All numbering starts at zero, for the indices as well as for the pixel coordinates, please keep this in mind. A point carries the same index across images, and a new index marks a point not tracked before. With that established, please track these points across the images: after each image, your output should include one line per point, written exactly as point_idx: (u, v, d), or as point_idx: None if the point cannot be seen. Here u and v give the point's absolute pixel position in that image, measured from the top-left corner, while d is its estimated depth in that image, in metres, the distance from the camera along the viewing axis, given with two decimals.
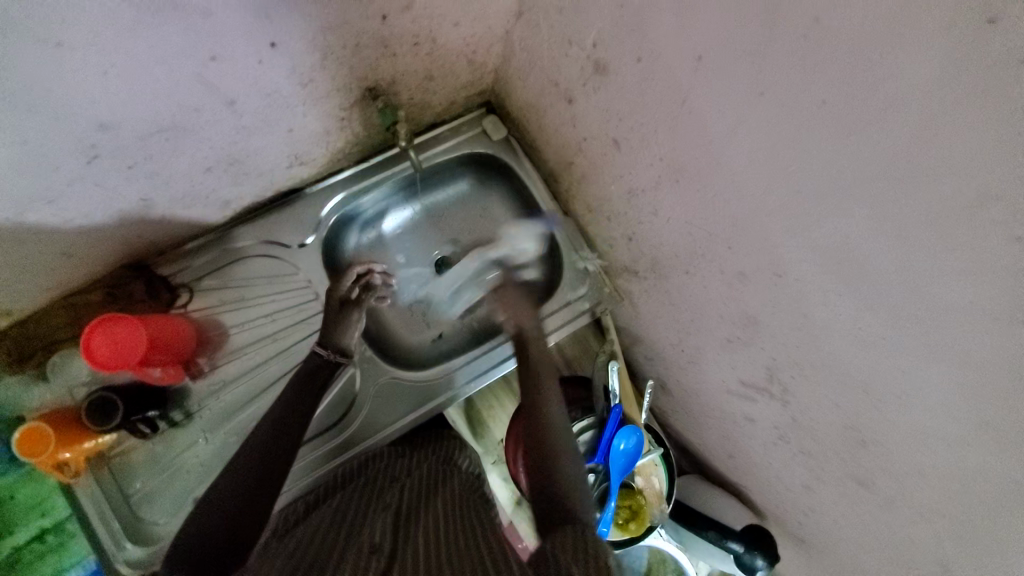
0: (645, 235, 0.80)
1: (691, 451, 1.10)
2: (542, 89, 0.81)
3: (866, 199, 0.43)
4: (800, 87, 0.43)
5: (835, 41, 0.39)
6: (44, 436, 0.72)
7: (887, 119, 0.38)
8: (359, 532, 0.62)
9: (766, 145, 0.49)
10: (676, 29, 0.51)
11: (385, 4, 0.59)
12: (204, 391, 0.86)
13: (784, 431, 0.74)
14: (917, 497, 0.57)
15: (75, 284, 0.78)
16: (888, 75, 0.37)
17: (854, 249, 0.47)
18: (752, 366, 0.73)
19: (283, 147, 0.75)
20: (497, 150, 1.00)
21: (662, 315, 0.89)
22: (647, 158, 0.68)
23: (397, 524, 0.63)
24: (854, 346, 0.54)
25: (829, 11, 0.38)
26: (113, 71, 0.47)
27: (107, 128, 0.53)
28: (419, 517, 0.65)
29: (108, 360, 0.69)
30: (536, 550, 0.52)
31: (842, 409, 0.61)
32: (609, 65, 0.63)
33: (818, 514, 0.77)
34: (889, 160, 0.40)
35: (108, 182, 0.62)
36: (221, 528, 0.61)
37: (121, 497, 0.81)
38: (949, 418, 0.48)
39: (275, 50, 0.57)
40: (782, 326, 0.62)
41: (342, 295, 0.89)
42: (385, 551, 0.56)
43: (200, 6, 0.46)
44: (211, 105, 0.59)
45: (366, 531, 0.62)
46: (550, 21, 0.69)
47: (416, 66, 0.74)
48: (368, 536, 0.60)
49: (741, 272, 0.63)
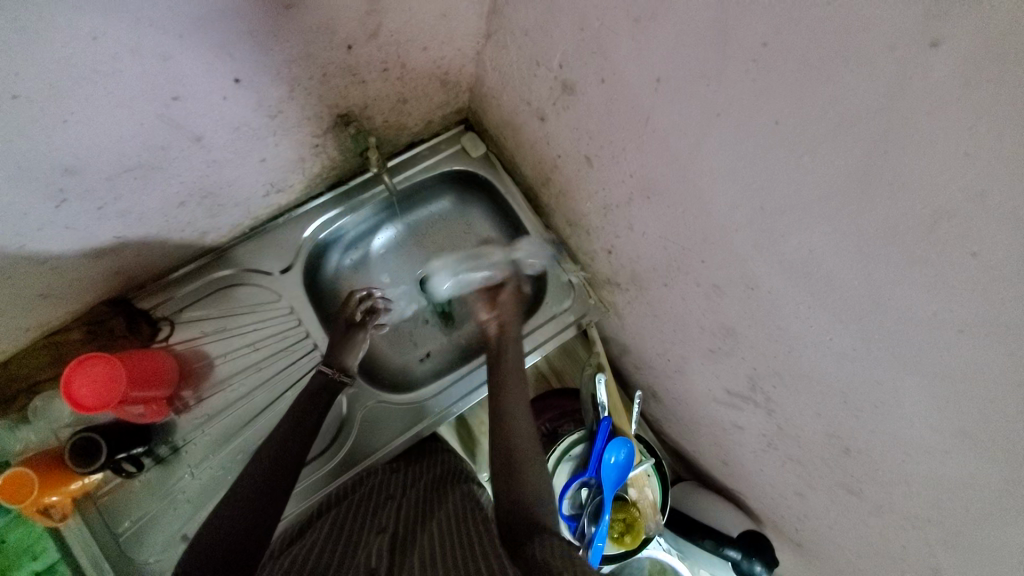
0: (624, 248, 0.80)
1: (685, 458, 1.10)
2: (515, 107, 0.81)
3: (828, 215, 0.43)
4: (755, 108, 0.43)
5: (785, 64, 0.39)
6: (25, 481, 0.71)
7: (840, 140, 0.39)
8: (353, 553, 0.62)
9: (729, 163, 0.49)
10: (635, 52, 0.52)
11: (349, 34, 0.59)
12: (191, 424, 0.87)
13: (772, 439, 0.74)
14: (903, 503, 0.57)
15: (56, 323, 0.78)
16: (838, 97, 0.37)
17: (821, 263, 0.47)
18: (735, 375, 0.73)
19: (257, 177, 0.75)
20: (475, 167, 1.01)
21: (646, 325, 0.89)
22: (618, 174, 0.68)
23: (393, 544, 0.63)
24: (830, 356, 0.54)
25: (776, 35, 0.38)
26: (72, 118, 0.47)
27: (73, 173, 0.53)
28: (416, 538, 0.64)
29: (89, 401, 0.68)
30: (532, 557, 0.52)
31: (825, 417, 0.60)
32: (576, 85, 0.64)
33: (812, 520, 0.77)
34: (846, 177, 0.40)
35: (79, 224, 0.61)
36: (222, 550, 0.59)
37: (109, 537, 0.80)
38: (928, 427, 0.47)
39: (239, 86, 0.57)
40: (760, 337, 0.62)
41: (348, 317, 0.94)
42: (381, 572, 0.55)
43: (156, 50, 0.46)
44: (179, 143, 0.59)
45: (361, 551, 0.62)
46: (516, 43, 0.69)
47: (387, 90, 0.74)
48: (363, 557, 0.60)
49: (717, 285, 0.63)
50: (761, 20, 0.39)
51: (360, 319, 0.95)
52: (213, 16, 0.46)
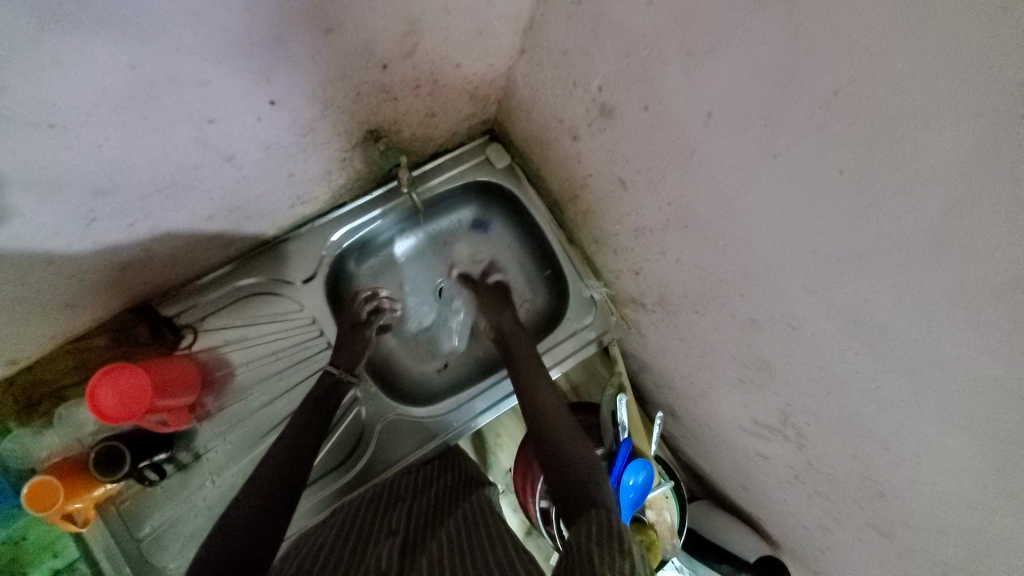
0: (653, 271, 0.78)
1: (701, 476, 1.09)
2: (546, 123, 0.79)
3: (888, 268, 0.41)
4: (817, 155, 0.41)
5: (857, 114, 0.37)
6: (50, 488, 0.71)
7: (912, 198, 0.37)
8: (363, 557, 0.62)
9: (782, 205, 0.48)
10: (686, 84, 0.50)
11: (385, 54, 0.57)
12: (212, 432, 0.86)
13: (798, 472, 0.72)
14: (936, 553, 0.55)
15: (80, 329, 0.77)
16: (909, 157, 0.35)
17: (875, 314, 0.45)
18: (765, 407, 0.71)
19: (284, 191, 0.74)
20: (501, 178, 0.99)
21: (671, 347, 0.88)
22: (654, 201, 0.66)
23: (403, 546, 0.63)
24: (874, 404, 0.52)
25: (848, 85, 0.36)
26: (107, 143, 0.46)
27: (104, 193, 0.53)
28: (427, 540, 0.65)
29: (113, 413, 0.68)
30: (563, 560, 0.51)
31: (859, 459, 0.59)
32: (615, 109, 0.62)
33: (834, 554, 0.75)
34: (911, 236, 0.38)
35: (108, 238, 0.61)
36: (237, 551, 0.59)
37: (130, 542, 0.80)
38: (975, 486, 0.45)
39: (274, 107, 0.55)
40: (797, 375, 0.60)
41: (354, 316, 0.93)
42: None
43: (195, 76, 0.45)
44: (211, 162, 0.58)
45: (372, 553, 0.62)
46: (554, 61, 0.67)
47: (418, 105, 0.72)
48: (374, 559, 0.60)
49: (754, 319, 0.62)
50: (831, 69, 0.37)
51: (366, 317, 0.94)
52: (252, 43, 0.45)
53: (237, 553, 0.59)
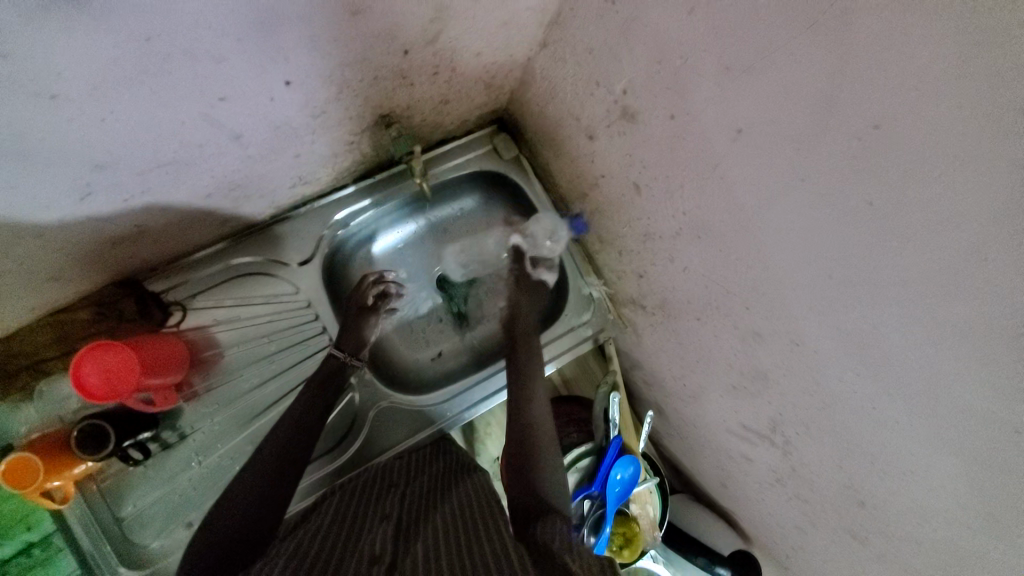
0: (657, 276, 0.79)
1: (682, 472, 1.12)
2: (561, 119, 0.78)
3: (902, 300, 0.42)
4: (845, 184, 0.42)
5: (892, 151, 0.37)
6: (30, 465, 0.68)
7: (937, 237, 0.38)
8: (357, 540, 0.61)
9: (802, 228, 0.49)
10: (718, 98, 0.50)
11: (409, 40, 0.55)
12: (198, 413, 0.84)
13: (781, 477, 0.75)
14: (908, 562, 0.58)
15: (64, 301, 0.73)
16: (939, 198, 0.36)
17: (881, 340, 0.47)
18: (756, 415, 0.74)
19: (287, 171, 0.71)
20: (507, 169, 0.97)
21: (666, 350, 0.89)
22: (668, 208, 0.67)
23: (397, 531, 0.62)
24: (868, 423, 0.54)
25: (889, 120, 0.37)
26: (111, 117, 0.43)
27: (103, 168, 0.49)
28: (421, 525, 0.64)
29: (98, 390, 0.65)
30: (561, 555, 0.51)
31: (844, 470, 0.61)
32: (638, 114, 0.62)
33: (806, 554, 0.79)
34: (930, 272, 0.39)
35: (101, 213, 0.57)
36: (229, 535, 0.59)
37: (110, 520, 0.79)
38: (955, 505, 0.48)
39: (289, 87, 0.53)
40: (794, 388, 0.63)
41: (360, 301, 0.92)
42: (386, 560, 0.55)
43: (211, 52, 0.42)
44: (217, 140, 0.55)
45: (366, 537, 0.61)
46: (577, 58, 0.66)
47: (433, 92, 0.70)
48: (367, 544, 0.59)
49: (757, 332, 0.63)
50: (872, 104, 0.37)
51: (372, 302, 0.92)
52: (273, 20, 0.42)
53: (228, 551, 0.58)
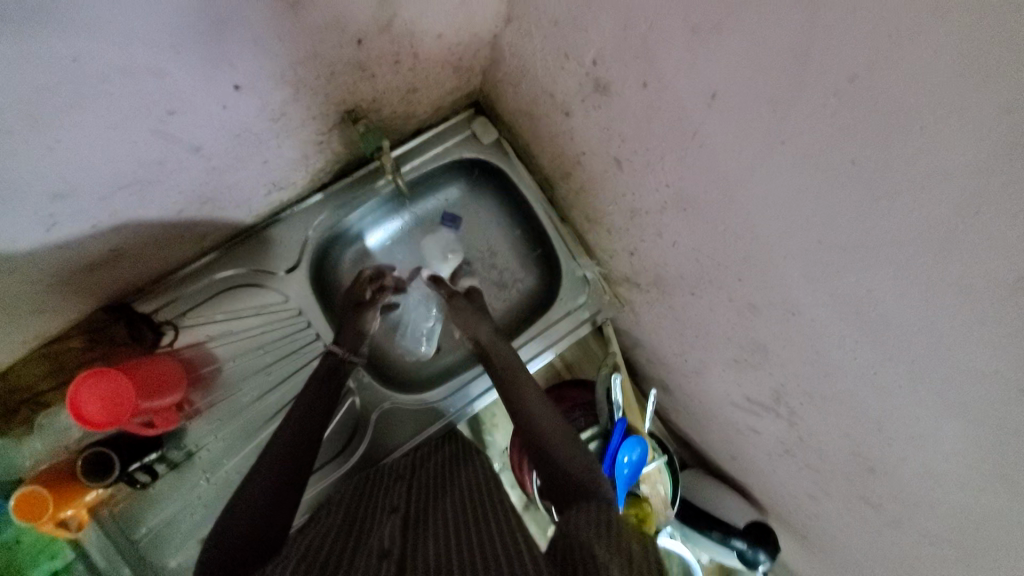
0: (648, 252, 0.76)
1: (692, 446, 1.11)
2: (536, 98, 0.75)
3: (894, 260, 0.40)
4: (827, 143, 0.40)
5: (873, 103, 0.35)
6: (38, 497, 0.68)
7: (927, 191, 0.35)
8: (367, 534, 0.61)
9: (788, 192, 0.46)
10: (689, 62, 0.47)
11: (361, 29, 0.52)
12: (203, 429, 0.85)
13: (789, 446, 0.74)
14: (923, 524, 0.56)
15: (53, 332, 0.73)
16: (923, 150, 0.34)
17: (879, 304, 0.45)
18: (759, 386, 0.72)
19: (258, 179, 0.69)
20: (488, 155, 0.95)
21: (664, 326, 0.87)
22: (652, 182, 0.64)
23: (406, 521, 0.61)
24: (870, 388, 0.52)
25: (868, 70, 0.34)
26: (60, 145, 0.42)
27: (63, 197, 0.48)
28: (429, 515, 0.63)
29: (98, 417, 0.65)
30: (573, 537, 0.51)
31: (851, 437, 0.59)
32: (611, 85, 0.59)
33: (821, 520, 0.78)
34: (925, 229, 0.37)
35: (71, 241, 0.56)
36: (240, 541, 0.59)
37: (127, 542, 0.79)
38: (967, 467, 0.46)
39: (240, 92, 0.51)
40: (793, 357, 0.61)
41: (358, 296, 0.90)
42: (397, 551, 0.53)
43: (150, 67, 0.41)
44: (176, 155, 0.53)
45: (375, 531, 0.60)
46: (544, 32, 0.63)
47: (399, 82, 0.67)
48: (376, 537, 0.58)
49: (752, 303, 0.61)
50: (849, 53, 0.34)
51: (369, 297, 0.90)
52: (207, 25, 0.40)
53: (244, 552, 0.58)
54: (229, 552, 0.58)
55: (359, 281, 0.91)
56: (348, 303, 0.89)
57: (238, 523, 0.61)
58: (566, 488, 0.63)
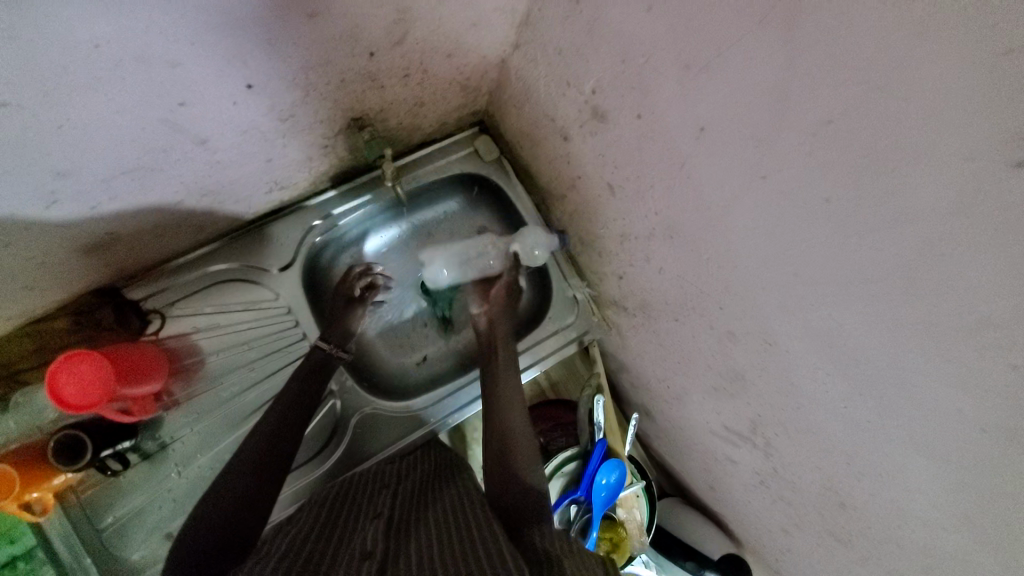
0: (636, 277, 0.78)
1: (672, 475, 1.11)
2: (537, 121, 0.78)
3: (864, 295, 0.42)
4: (805, 180, 0.42)
5: (846, 143, 0.37)
6: (6, 477, 0.67)
7: (894, 229, 0.37)
8: (347, 540, 0.59)
9: (768, 225, 0.48)
10: (680, 96, 0.50)
11: (372, 41, 0.55)
12: (179, 420, 0.84)
13: (764, 478, 0.74)
14: (890, 562, 0.56)
15: (41, 311, 0.73)
16: (888, 192, 0.36)
17: (850, 337, 0.46)
18: (737, 416, 0.73)
19: (261, 176, 0.71)
20: (488, 172, 0.97)
21: (648, 350, 0.88)
22: (641, 208, 0.66)
23: (389, 529, 0.60)
24: (840, 421, 0.53)
25: (842, 114, 0.36)
26: (68, 124, 0.43)
27: (65, 176, 0.49)
28: (412, 525, 0.62)
29: (76, 400, 0.65)
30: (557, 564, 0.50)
31: (823, 471, 0.60)
32: (607, 113, 0.62)
33: (794, 557, 0.77)
34: (893, 266, 0.38)
35: (68, 222, 0.57)
36: (213, 536, 0.58)
37: (91, 532, 0.77)
38: (931, 505, 0.47)
39: (250, 91, 0.53)
40: (769, 387, 0.62)
41: (348, 293, 0.92)
42: (378, 557, 0.52)
43: (165, 57, 0.43)
44: (182, 145, 0.55)
45: (357, 537, 0.59)
46: (547, 60, 0.66)
47: (406, 95, 0.70)
48: (359, 542, 0.57)
49: (731, 331, 0.63)
50: (825, 97, 0.37)
51: (359, 294, 0.92)
52: (226, 23, 0.43)
53: (212, 550, 0.56)
54: (196, 550, 0.56)
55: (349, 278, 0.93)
56: (338, 299, 0.90)
57: (206, 516, 0.60)
58: (541, 504, 0.64)
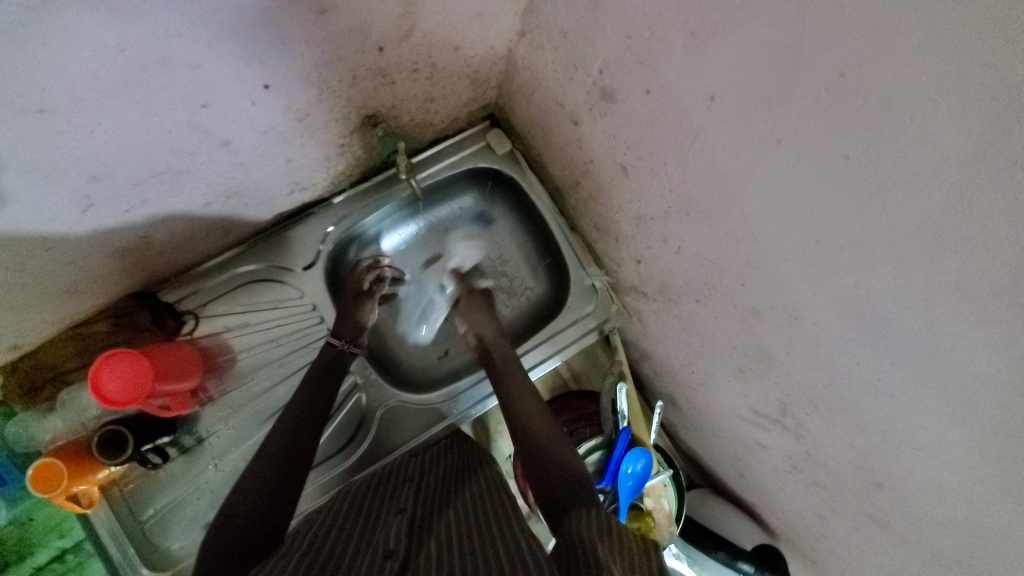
0: (654, 260, 0.77)
1: (701, 465, 1.09)
2: (548, 108, 0.78)
3: (890, 258, 0.41)
4: (822, 139, 0.41)
5: (861, 97, 0.36)
6: (54, 471, 0.71)
7: (917, 185, 0.36)
8: (370, 537, 0.60)
9: (785, 192, 0.47)
10: (688, 66, 0.49)
11: (381, 36, 0.56)
12: (215, 416, 0.87)
13: (797, 462, 0.72)
14: (932, 543, 0.54)
15: (82, 314, 0.78)
16: (908, 146, 0.35)
17: (877, 305, 0.44)
18: (765, 397, 0.71)
19: (282, 177, 0.74)
20: (503, 165, 0.98)
21: (671, 336, 0.87)
22: (656, 188, 0.66)
23: (412, 526, 0.61)
24: (873, 395, 0.51)
25: (855, 67, 0.35)
26: (99, 128, 0.46)
27: (99, 179, 0.52)
28: (434, 521, 0.62)
29: (117, 397, 0.68)
30: (577, 550, 0.50)
31: (858, 450, 0.58)
32: (616, 93, 0.62)
33: (832, 544, 0.74)
34: (919, 224, 0.37)
35: (105, 225, 0.61)
36: (240, 536, 0.60)
37: (134, 523, 0.82)
38: (971, 477, 0.45)
39: (268, 91, 0.55)
40: (797, 365, 0.60)
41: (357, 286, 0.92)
42: (400, 555, 0.54)
43: (186, 59, 0.45)
44: (206, 147, 0.58)
45: (380, 534, 0.60)
46: (555, 44, 0.66)
47: (417, 90, 0.71)
48: (382, 538, 0.58)
49: (755, 308, 0.62)
50: (839, 48, 0.36)
51: (368, 287, 0.92)
52: (242, 24, 0.45)
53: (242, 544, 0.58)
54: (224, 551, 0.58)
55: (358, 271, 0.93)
56: (348, 292, 0.91)
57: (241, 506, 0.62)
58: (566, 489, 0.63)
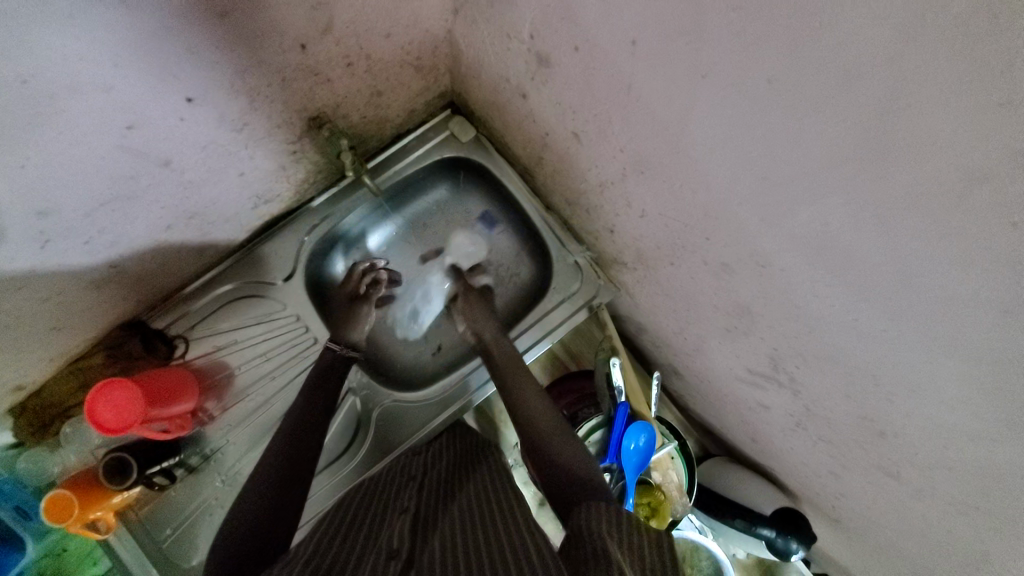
0: (625, 226, 0.75)
1: (715, 434, 1.05)
2: (497, 85, 0.76)
3: (836, 183, 0.37)
4: (742, 66, 0.37)
5: (769, 10, 0.33)
6: (65, 500, 0.73)
7: (844, 97, 0.32)
8: (376, 537, 0.59)
9: (723, 131, 0.44)
10: (606, 13, 0.46)
11: (300, 33, 0.55)
12: (219, 434, 0.90)
13: (799, 419, 0.68)
14: (945, 488, 0.50)
15: (77, 350, 0.80)
16: (825, 55, 0.32)
17: (836, 238, 0.41)
18: (755, 355, 0.67)
19: (240, 191, 0.74)
20: (469, 152, 0.97)
21: (658, 304, 0.84)
22: (609, 150, 0.63)
23: (416, 521, 0.60)
24: (854, 338, 0.47)
25: None
26: (30, 162, 0.47)
27: (47, 214, 0.54)
28: (438, 517, 0.61)
29: (114, 424, 0.69)
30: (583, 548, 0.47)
31: (854, 398, 0.54)
32: (551, 56, 0.59)
33: (850, 501, 0.70)
34: (854, 141, 0.34)
35: (70, 259, 0.62)
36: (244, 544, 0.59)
37: (153, 546, 0.84)
38: (968, 412, 0.41)
39: (194, 104, 0.55)
40: (777, 317, 0.57)
41: (352, 291, 0.94)
42: (405, 555, 0.52)
43: (99, 81, 0.45)
44: (148, 169, 0.59)
45: (385, 533, 0.59)
46: (486, 16, 0.64)
47: (357, 85, 0.70)
48: (386, 538, 0.57)
49: (725, 263, 0.58)
50: None
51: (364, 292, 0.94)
52: (146, 38, 0.45)
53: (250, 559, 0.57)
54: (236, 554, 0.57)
55: (353, 275, 0.94)
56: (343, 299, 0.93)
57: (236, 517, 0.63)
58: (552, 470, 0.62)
